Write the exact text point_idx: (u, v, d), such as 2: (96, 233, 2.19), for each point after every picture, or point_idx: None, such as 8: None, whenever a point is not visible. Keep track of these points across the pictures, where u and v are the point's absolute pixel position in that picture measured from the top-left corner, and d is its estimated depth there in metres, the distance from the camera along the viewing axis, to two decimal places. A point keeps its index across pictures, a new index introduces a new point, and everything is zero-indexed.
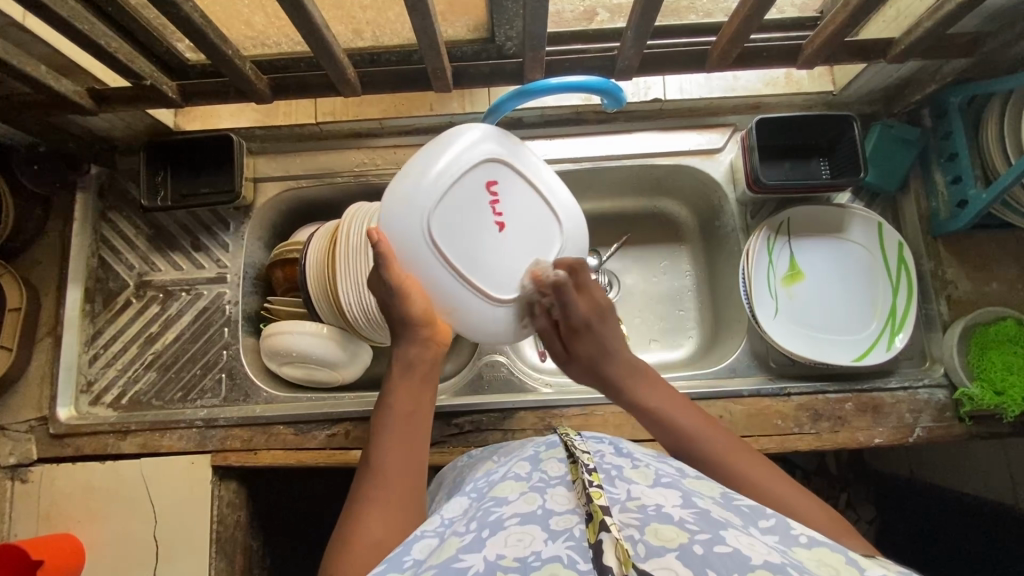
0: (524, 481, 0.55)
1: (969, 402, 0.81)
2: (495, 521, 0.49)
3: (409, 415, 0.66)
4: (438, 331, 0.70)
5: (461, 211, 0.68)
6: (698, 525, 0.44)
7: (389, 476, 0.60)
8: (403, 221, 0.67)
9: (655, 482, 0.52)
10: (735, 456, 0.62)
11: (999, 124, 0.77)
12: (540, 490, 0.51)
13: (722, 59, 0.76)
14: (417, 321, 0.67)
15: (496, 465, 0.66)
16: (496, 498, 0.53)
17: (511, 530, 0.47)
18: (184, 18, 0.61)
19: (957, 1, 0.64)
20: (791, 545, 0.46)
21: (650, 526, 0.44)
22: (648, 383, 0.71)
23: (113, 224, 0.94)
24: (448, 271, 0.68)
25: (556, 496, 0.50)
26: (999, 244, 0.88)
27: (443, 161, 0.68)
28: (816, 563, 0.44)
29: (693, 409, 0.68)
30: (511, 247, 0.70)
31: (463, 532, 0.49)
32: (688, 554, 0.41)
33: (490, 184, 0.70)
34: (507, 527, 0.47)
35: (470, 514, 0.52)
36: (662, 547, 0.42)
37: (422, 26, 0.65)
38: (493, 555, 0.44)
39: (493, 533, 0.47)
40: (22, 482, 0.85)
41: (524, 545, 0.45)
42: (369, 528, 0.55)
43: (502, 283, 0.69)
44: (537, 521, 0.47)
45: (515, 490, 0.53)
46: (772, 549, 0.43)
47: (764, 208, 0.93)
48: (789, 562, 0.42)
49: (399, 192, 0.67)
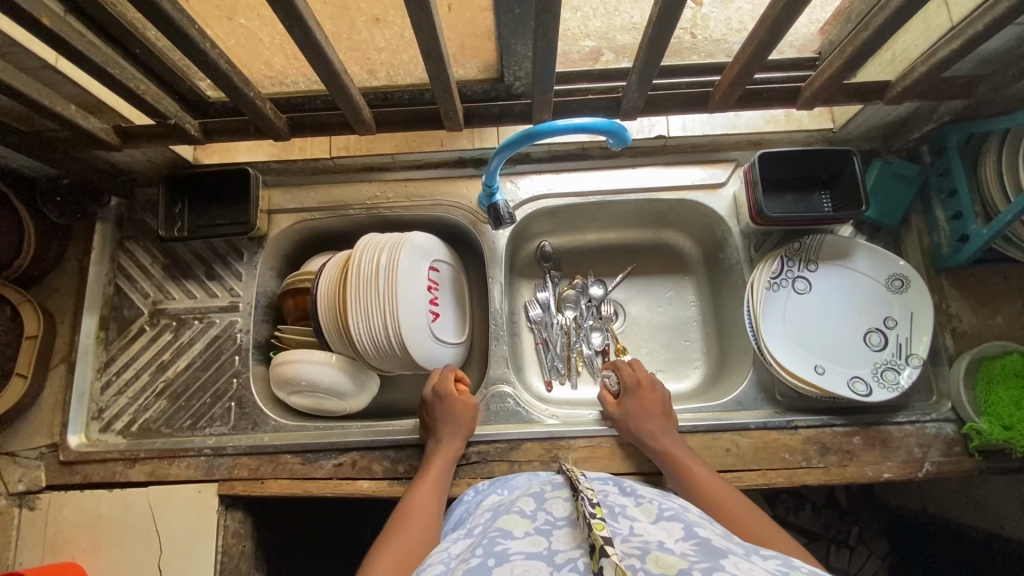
0: (529, 517, 0.56)
1: (978, 436, 0.80)
2: (501, 552, 0.50)
3: (427, 496, 0.75)
4: (466, 432, 0.83)
5: (818, 335, 0.89)
6: (698, 556, 0.45)
7: (405, 541, 0.68)
8: (798, 371, 0.85)
9: (658, 518, 0.53)
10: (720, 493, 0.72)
11: (997, 164, 0.78)
12: (545, 532, 0.53)
13: (723, 100, 0.79)
14: (455, 423, 0.83)
15: (502, 501, 0.68)
16: (502, 530, 0.54)
17: (517, 562, 0.48)
18: (210, 63, 0.63)
19: (950, 48, 0.66)
20: (791, 567, 0.47)
21: (651, 554, 0.46)
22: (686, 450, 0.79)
23: (131, 253, 0.96)
24: (830, 361, 0.87)
25: (562, 535, 0.51)
26: (1003, 279, 0.89)
27: (853, 362, 0.87)
28: None
29: (716, 478, 0.75)
30: (845, 322, 0.89)
31: (468, 557, 0.50)
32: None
33: (854, 337, 0.88)
34: (512, 560, 0.48)
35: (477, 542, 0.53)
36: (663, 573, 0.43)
37: (436, 71, 0.68)
38: None
39: (498, 562, 0.48)
40: (30, 509, 0.86)
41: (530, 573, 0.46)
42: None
43: (848, 325, 0.89)
44: (542, 558, 0.48)
45: (521, 528, 0.54)
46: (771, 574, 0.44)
47: (768, 241, 0.94)
48: None
49: (788, 337, 0.88)
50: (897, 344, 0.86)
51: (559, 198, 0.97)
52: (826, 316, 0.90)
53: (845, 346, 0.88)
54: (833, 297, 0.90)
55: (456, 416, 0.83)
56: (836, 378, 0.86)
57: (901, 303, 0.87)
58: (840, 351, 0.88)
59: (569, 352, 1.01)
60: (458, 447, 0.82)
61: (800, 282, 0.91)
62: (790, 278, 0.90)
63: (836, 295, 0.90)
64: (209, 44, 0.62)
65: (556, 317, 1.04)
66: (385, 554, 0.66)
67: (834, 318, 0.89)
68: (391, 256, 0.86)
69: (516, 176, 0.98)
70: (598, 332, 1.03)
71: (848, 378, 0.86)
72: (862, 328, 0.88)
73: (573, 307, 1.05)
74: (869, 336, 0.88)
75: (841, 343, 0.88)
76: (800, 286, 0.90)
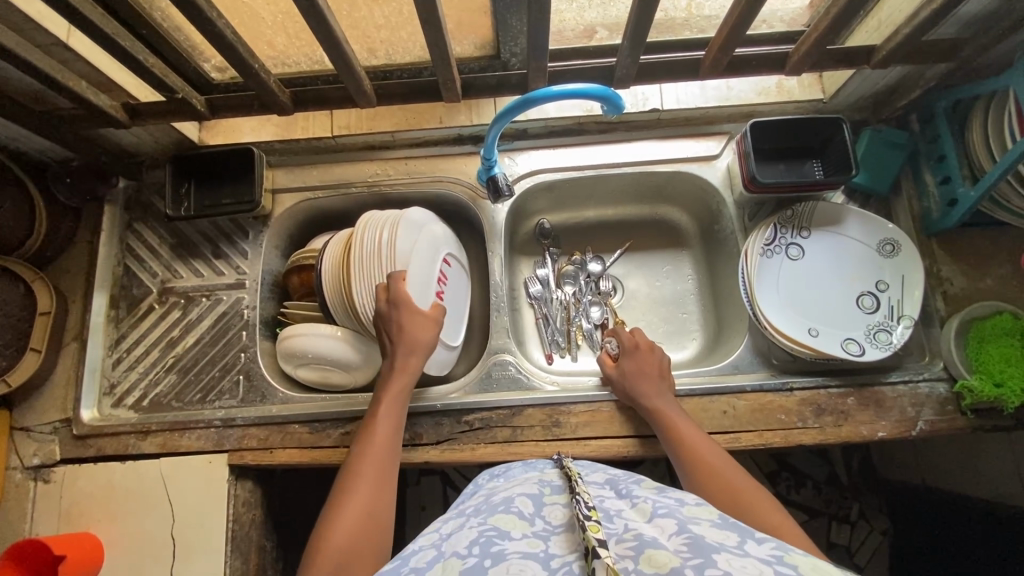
0: (526, 520, 0.55)
1: (970, 394, 0.82)
2: (497, 552, 0.50)
3: (382, 437, 0.78)
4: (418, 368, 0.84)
5: (811, 299, 0.91)
6: (691, 552, 0.45)
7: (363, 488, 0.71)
8: (794, 334, 0.87)
9: (653, 516, 0.52)
10: (717, 462, 0.73)
11: (983, 127, 0.80)
12: (542, 536, 0.52)
13: (714, 66, 0.81)
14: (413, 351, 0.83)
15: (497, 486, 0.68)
16: (499, 531, 0.53)
17: (512, 562, 0.48)
18: (217, 33, 0.66)
19: (932, 7, 0.68)
20: (786, 550, 0.46)
21: (645, 554, 0.46)
22: (681, 418, 0.80)
23: (139, 234, 0.99)
24: (824, 325, 0.89)
25: (559, 540, 0.51)
26: (992, 241, 0.90)
27: (847, 324, 0.89)
28: (810, 567, 0.44)
29: (715, 447, 0.76)
30: (839, 286, 0.91)
31: (464, 554, 0.50)
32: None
33: (847, 300, 0.90)
34: (509, 559, 0.48)
35: (472, 537, 0.52)
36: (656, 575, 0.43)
37: (435, 40, 0.71)
38: None
39: (494, 563, 0.48)
40: (44, 482, 0.88)
41: None
42: (336, 530, 0.66)
43: (841, 289, 0.91)
44: (539, 562, 0.48)
45: (517, 527, 0.53)
46: (764, 565, 0.44)
47: (762, 210, 0.96)
48: None
49: (783, 304, 0.90)
50: (889, 306, 0.88)
51: (556, 173, 0.99)
52: (819, 282, 0.92)
53: (839, 310, 0.90)
54: (827, 263, 0.92)
55: (415, 337, 0.84)
56: (830, 341, 0.88)
57: (892, 266, 0.89)
58: (834, 315, 0.90)
59: (568, 326, 1.03)
60: (406, 376, 0.83)
61: (793, 249, 0.93)
62: (783, 245, 0.92)
63: (828, 260, 0.92)
64: (215, 14, 0.64)
65: (555, 293, 1.06)
66: (343, 503, 0.69)
67: (827, 284, 0.91)
68: (391, 232, 0.89)
69: (514, 152, 1.00)
70: (597, 307, 1.05)
71: (842, 340, 0.88)
72: (856, 292, 0.90)
73: (572, 282, 1.07)
74: (861, 299, 0.90)
75: (834, 307, 0.90)
76: (794, 252, 0.92)
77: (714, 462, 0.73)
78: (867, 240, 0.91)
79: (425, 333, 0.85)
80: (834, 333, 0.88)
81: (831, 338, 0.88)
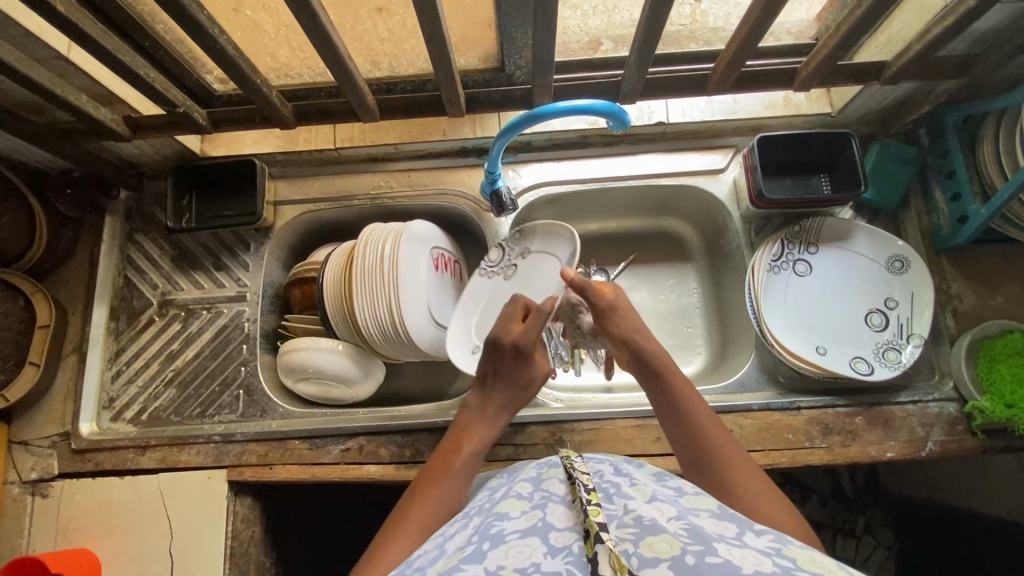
0: (525, 498, 0.54)
1: (980, 415, 0.81)
2: (495, 534, 0.48)
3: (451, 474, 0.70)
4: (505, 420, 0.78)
5: (817, 316, 0.90)
6: (692, 538, 0.44)
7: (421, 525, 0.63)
8: (800, 351, 0.86)
9: (652, 499, 0.51)
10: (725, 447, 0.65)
11: (995, 143, 0.79)
12: (541, 507, 0.51)
13: (721, 81, 0.80)
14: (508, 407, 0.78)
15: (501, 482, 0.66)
16: (497, 514, 0.52)
17: (511, 543, 0.46)
18: (219, 50, 0.65)
19: (945, 24, 0.67)
20: (785, 543, 0.46)
21: (646, 538, 0.44)
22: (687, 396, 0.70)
23: (139, 245, 0.98)
24: (830, 343, 0.88)
25: (557, 512, 0.50)
26: (1002, 258, 0.89)
27: (855, 342, 0.87)
28: (809, 559, 0.43)
29: (725, 434, 0.67)
30: (847, 302, 0.90)
31: (464, 545, 0.49)
32: (680, 565, 0.41)
33: (855, 318, 0.89)
34: (507, 539, 0.47)
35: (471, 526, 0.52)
36: (656, 558, 0.42)
37: (438, 55, 0.70)
38: (493, 566, 0.44)
39: (493, 545, 0.47)
40: (42, 497, 0.87)
41: (524, 556, 0.45)
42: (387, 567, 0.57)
43: (849, 305, 0.90)
44: (537, 535, 0.47)
45: (516, 506, 0.52)
46: (764, 558, 0.43)
47: (769, 225, 0.94)
48: (782, 569, 0.41)
49: (790, 320, 0.89)
50: (898, 324, 0.87)
51: (560, 185, 0.98)
52: (826, 298, 0.90)
53: (846, 328, 0.89)
54: (835, 278, 0.91)
55: (516, 394, 0.78)
56: (837, 359, 0.86)
57: (901, 284, 0.88)
58: (841, 333, 0.88)
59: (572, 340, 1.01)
60: (493, 424, 0.76)
61: (800, 265, 0.91)
62: (791, 261, 0.91)
63: (837, 276, 0.91)
64: (217, 30, 0.64)
65: None
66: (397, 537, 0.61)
67: (835, 300, 0.90)
68: (393, 245, 0.87)
69: (518, 164, 0.99)
70: None
71: (850, 359, 0.86)
72: (864, 309, 0.89)
73: None
74: (870, 317, 0.88)
75: (841, 324, 0.89)
76: (801, 267, 0.91)
77: (727, 450, 0.65)
78: (876, 256, 0.89)
79: (528, 390, 0.79)
80: (841, 351, 0.87)
81: (838, 356, 0.87)
